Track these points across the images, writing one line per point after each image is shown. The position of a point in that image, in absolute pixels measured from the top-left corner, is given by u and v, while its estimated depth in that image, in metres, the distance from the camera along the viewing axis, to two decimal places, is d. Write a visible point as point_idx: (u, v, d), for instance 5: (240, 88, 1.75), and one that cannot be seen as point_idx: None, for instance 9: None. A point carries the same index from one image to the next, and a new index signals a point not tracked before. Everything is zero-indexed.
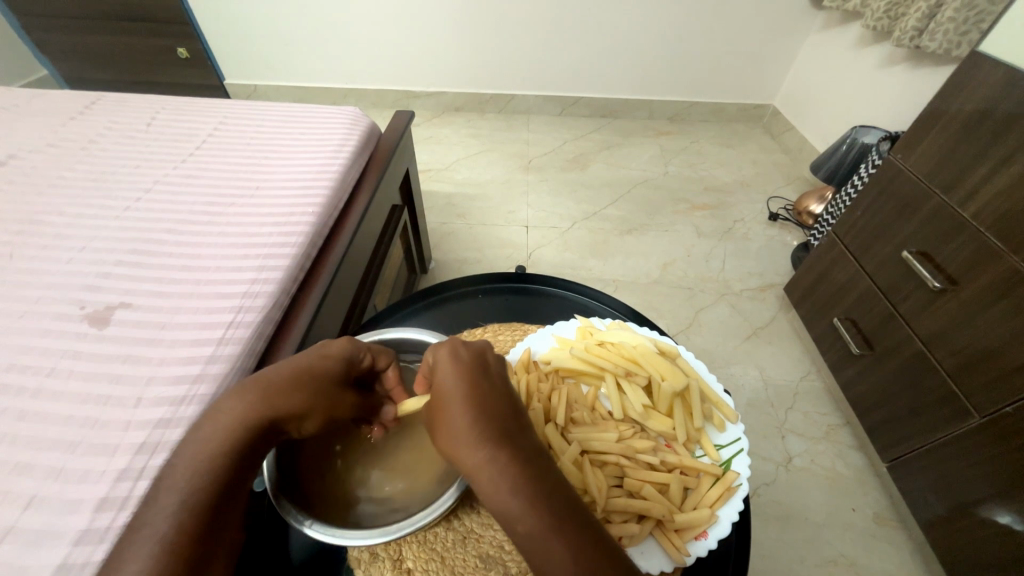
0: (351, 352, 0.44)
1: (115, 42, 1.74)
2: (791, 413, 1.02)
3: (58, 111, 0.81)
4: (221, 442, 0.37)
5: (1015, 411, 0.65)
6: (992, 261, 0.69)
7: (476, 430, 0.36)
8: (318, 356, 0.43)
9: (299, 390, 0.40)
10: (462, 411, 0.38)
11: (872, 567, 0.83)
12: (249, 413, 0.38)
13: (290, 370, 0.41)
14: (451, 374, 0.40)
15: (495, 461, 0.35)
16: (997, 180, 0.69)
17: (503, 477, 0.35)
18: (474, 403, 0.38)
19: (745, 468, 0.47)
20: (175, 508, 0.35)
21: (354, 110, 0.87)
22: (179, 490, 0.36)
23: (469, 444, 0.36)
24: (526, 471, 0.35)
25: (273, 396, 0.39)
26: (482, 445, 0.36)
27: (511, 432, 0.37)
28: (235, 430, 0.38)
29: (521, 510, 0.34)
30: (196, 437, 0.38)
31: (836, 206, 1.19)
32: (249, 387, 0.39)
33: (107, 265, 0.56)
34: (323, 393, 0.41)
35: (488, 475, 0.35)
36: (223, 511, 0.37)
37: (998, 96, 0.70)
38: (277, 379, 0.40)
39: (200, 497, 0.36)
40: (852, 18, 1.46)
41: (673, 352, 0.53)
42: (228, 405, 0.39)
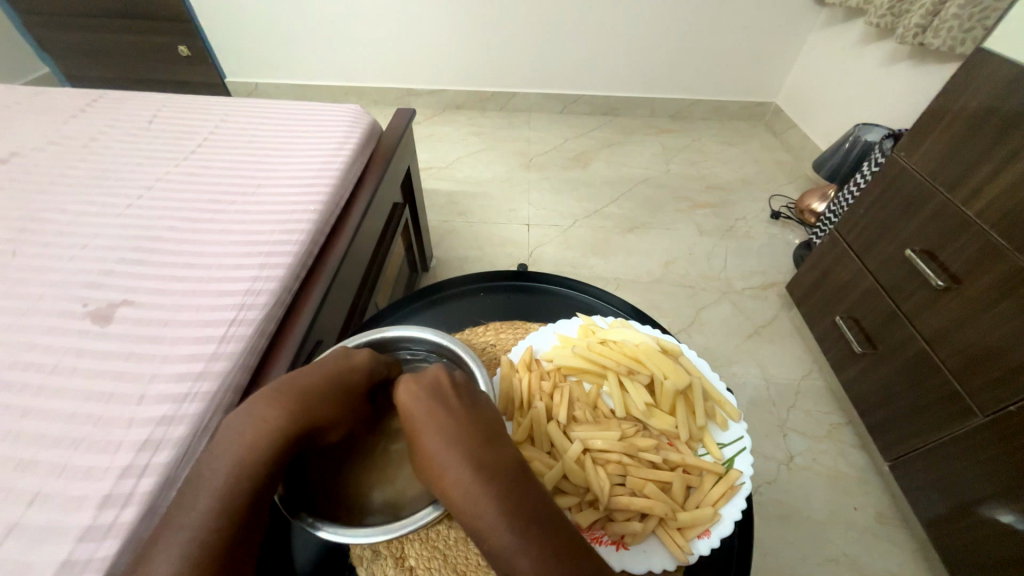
0: (374, 364, 0.46)
1: (115, 40, 1.74)
2: (792, 412, 1.02)
3: (58, 108, 0.81)
4: (256, 449, 0.38)
5: (1018, 410, 0.65)
6: (997, 260, 0.69)
7: (444, 451, 0.37)
8: (345, 367, 0.44)
9: (329, 400, 0.41)
10: (428, 434, 0.38)
11: (874, 566, 0.83)
12: (288, 421, 0.39)
13: (321, 380, 0.42)
14: (414, 397, 0.41)
15: (464, 481, 0.36)
16: (1001, 178, 0.69)
17: (473, 496, 0.35)
18: (439, 424, 0.39)
19: (747, 466, 0.47)
20: (210, 512, 0.35)
21: (356, 107, 0.87)
22: (212, 494, 0.36)
23: (438, 467, 0.37)
24: (494, 489, 0.36)
25: (307, 405, 0.40)
26: (451, 466, 0.37)
27: (479, 450, 0.38)
28: (274, 437, 0.38)
29: (492, 529, 0.34)
30: (231, 440, 0.38)
31: (839, 205, 1.19)
32: (286, 396, 0.40)
33: (109, 262, 0.56)
34: (351, 404, 0.43)
35: (458, 496, 0.36)
36: (253, 516, 0.37)
37: (1002, 94, 0.70)
38: (307, 390, 0.41)
39: (234, 502, 0.36)
40: (855, 15, 1.45)
41: (676, 350, 0.53)
42: (265, 413, 0.39)
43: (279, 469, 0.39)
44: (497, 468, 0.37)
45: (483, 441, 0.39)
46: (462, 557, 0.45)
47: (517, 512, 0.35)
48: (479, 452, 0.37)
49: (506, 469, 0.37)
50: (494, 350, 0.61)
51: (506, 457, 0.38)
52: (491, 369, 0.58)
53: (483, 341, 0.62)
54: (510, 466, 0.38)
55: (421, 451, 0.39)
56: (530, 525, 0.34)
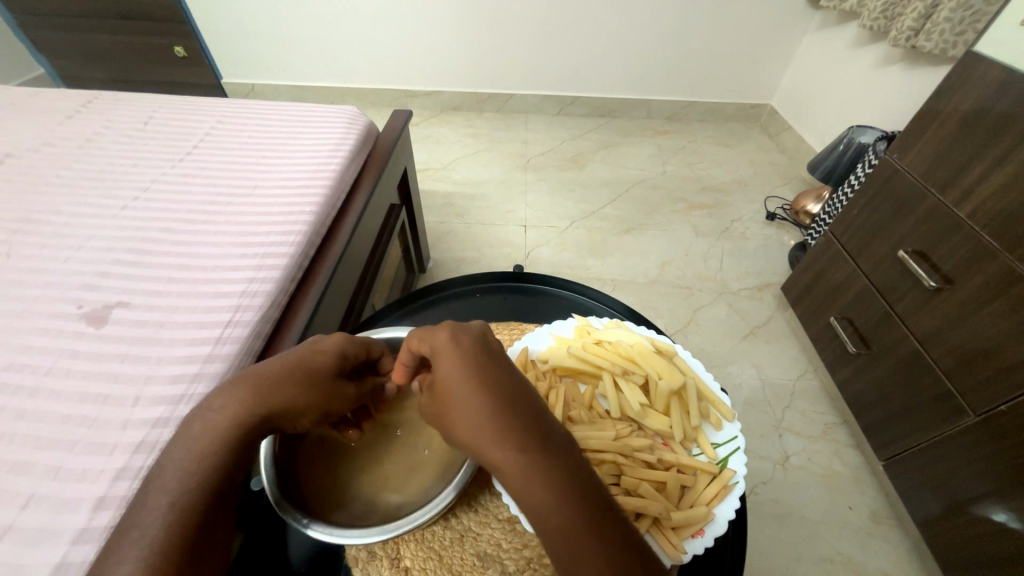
0: (345, 347, 0.43)
1: (111, 41, 1.73)
2: (788, 412, 1.03)
3: (54, 110, 0.80)
4: (211, 442, 0.37)
5: (1010, 409, 0.66)
6: (988, 260, 0.70)
7: (495, 425, 0.35)
8: (311, 351, 0.42)
9: (290, 386, 0.39)
10: (475, 408, 0.35)
11: (869, 566, 0.83)
12: (242, 413, 0.38)
13: (282, 365, 0.40)
14: (456, 367, 0.37)
15: (520, 457, 0.34)
16: (993, 178, 0.70)
17: (529, 474, 0.33)
18: (488, 398, 0.35)
19: (741, 466, 0.48)
20: (164, 510, 0.34)
21: (352, 108, 0.87)
22: (168, 491, 0.35)
23: (490, 442, 0.34)
24: (551, 468, 0.33)
25: (265, 393, 0.38)
26: (503, 442, 0.34)
27: (532, 426, 0.35)
28: (228, 430, 0.37)
29: (550, 510, 0.32)
30: (185, 438, 0.37)
31: (833, 205, 1.19)
32: (241, 386, 0.38)
33: (105, 264, 0.56)
34: (317, 388, 0.40)
35: (513, 473, 0.34)
36: (213, 512, 0.36)
37: (993, 96, 0.70)
38: (267, 378, 0.39)
39: (190, 497, 0.35)
40: (848, 18, 1.47)
41: (670, 351, 0.53)
42: (222, 403, 0.38)
43: (241, 463, 0.38)
44: (552, 447, 0.34)
45: (535, 417, 0.36)
46: (457, 557, 0.45)
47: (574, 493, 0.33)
48: (533, 429, 0.35)
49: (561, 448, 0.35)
50: None
51: (558, 433, 0.36)
52: None
53: None
54: (563, 444, 0.35)
55: (471, 420, 0.35)
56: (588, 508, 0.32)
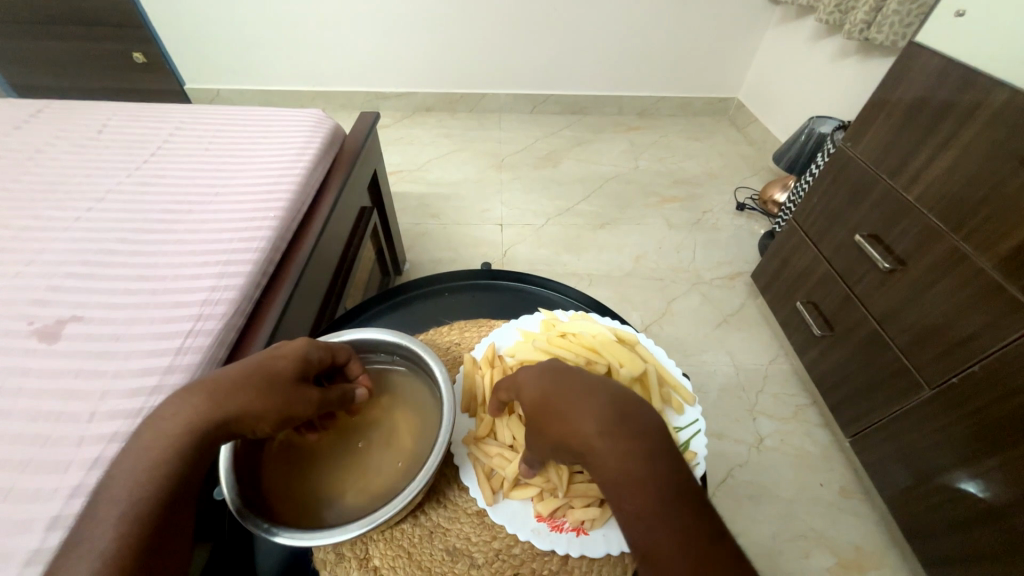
0: (307, 351, 0.43)
1: (64, 48, 1.67)
2: (760, 396, 1.06)
3: (1, 120, 0.77)
4: (162, 450, 0.36)
5: (960, 381, 0.70)
6: (936, 241, 0.73)
7: (584, 409, 0.36)
8: (270, 357, 0.41)
9: (247, 390, 0.39)
10: (561, 399, 0.37)
11: (840, 540, 0.87)
12: (196, 419, 0.37)
13: (240, 371, 0.40)
14: (536, 370, 0.41)
15: (606, 439, 0.35)
16: (937, 163, 0.73)
17: (620, 455, 0.34)
18: (572, 391, 0.38)
19: (702, 448, 0.49)
20: (116, 519, 0.34)
21: (316, 112, 0.86)
22: (119, 501, 0.35)
23: (580, 425, 0.36)
24: (639, 450, 0.34)
25: (219, 398, 0.38)
26: (594, 425, 0.35)
27: (620, 413, 0.36)
28: (181, 437, 0.36)
29: (638, 492, 0.33)
30: (136, 447, 0.36)
31: (797, 194, 1.23)
32: (195, 392, 0.38)
33: (57, 278, 0.54)
34: (275, 393, 0.40)
35: (601, 457, 0.35)
36: (167, 521, 0.35)
37: (934, 85, 0.74)
38: (224, 384, 0.39)
39: (142, 506, 0.35)
40: (806, 12, 1.51)
41: (632, 340, 0.55)
42: (174, 410, 0.37)
43: (196, 471, 0.37)
44: (637, 434, 0.35)
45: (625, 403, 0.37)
46: (427, 554, 0.45)
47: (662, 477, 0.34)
48: (622, 412, 0.36)
49: (649, 438, 0.35)
50: (459, 349, 0.62)
51: (648, 419, 0.36)
52: (455, 368, 0.59)
53: (448, 341, 0.62)
54: (654, 428, 0.36)
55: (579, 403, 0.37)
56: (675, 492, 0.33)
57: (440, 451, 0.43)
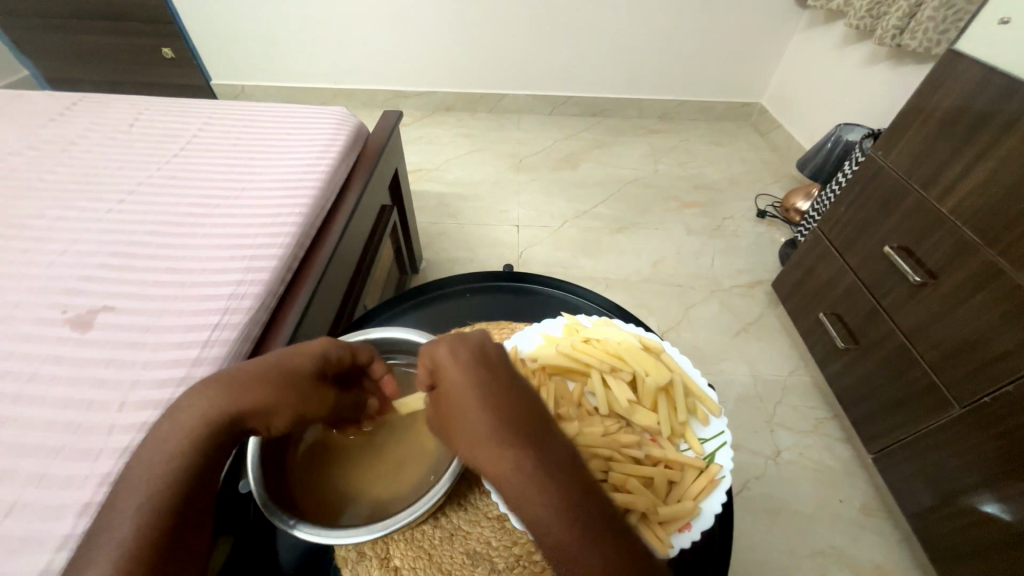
0: (327, 348, 0.43)
1: (98, 42, 1.72)
2: (779, 408, 1.04)
3: (39, 112, 0.80)
4: (182, 440, 0.37)
5: (994, 400, 0.67)
6: (970, 255, 0.71)
7: (484, 443, 0.35)
8: (289, 353, 0.41)
9: (265, 387, 0.39)
10: (483, 417, 0.36)
11: (859, 558, 0.84)
12: (214, 413, 0.37)
13: (260, 366, 0.40)
14: (448, 383, 0.39)
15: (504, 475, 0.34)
16: (973, 174, 0.71)
17: (519, 490, 0.34)
18: (473, 416, 0.37)
19: (728, 460, 0.48)
20: (137, 508, 0.35)
21: (341, 109, 0.86)
22: (142, 491, 0.36)
23: (483, 450, 0.36)
24: (553, 476, 0.34)
25: (238, 392, 0.38)
26: (507, 448, 0.35)
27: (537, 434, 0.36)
28: (200, 430, 0.37)
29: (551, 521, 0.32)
30: (160, 437, 0.37)
31: (822, 203, 1.21)
32: (213, 386, 0.38)
33: (90, 268, 0.56)
34: (292, 388, 0.40)
35: (509, 482, 0.34)
36: (188, 515, 0.36)
37: (973, 93, 0.71)
38: (243, 379, 0.39)
39: (161, 496, 0.35)
40: (836, 17, 1.48)
41: (658, 347, 0.54)
42: (193, 402, 0.38)
43: (214, 463, 0.38)
44: (525, 462, 0.34)
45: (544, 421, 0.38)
46: (447, 556, 0.45)
47: (581, 498, 0.34)
48: (513, 440, 0.35)
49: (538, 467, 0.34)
50: None
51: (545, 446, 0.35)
52: None
53: None
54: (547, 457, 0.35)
55: (472, 428, 0.36)
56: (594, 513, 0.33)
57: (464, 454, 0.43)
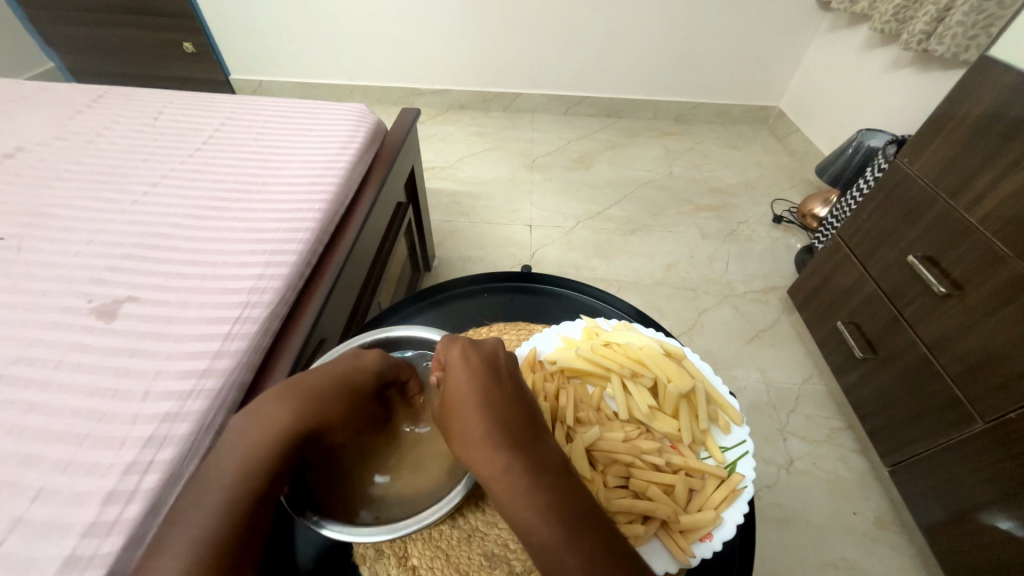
0: (382, 366, 0.46)
1: (119, 35, 1.74)
2: (793, 416, 1.02)
3: (65, 104, 0.81)
4: (261, 450, 0.38)
5: (1018, 417, 0.65)
6: (998, 267, 0.69)
7: (480, 442, 0.38)
8: (353, 368, 0.44)
9: (339, 401, 0.41)
10: (479, 420, 0.39)
11: (871, 572, 0.83)
12: (297, 425, 0.39)
13: (331, 380, 0.42)
14: (450, 385, 0.41)
15: (495, 474, 0.37)
16: (1004, 185, 0.69)
17: (509, 488, 0.36)
18: (472, 417, 0.39)
19: (749, 471, 0.47)
20: (216, 514, 0.35)
21: (359, 106, 0.86)
22: (221, 495, 0.36)
23: (476, 450, 0.38)
24: (541, 479, 0.36)
25: (316, 406, 0.40)
26: (500, 450, 0.37)
27: (529, 440, 0.39)
28: (284, 441, 0.39)
29: (535, 520, 0.35)
30: (239, 443, 0.38)
31: (842, 209, 1.19)
32: (295, 399, 0.40)
33: (115, 258, 0.56)
34: (359, 405, 0.43)
35: (498, 482, 0.37)
36: (256, 520, 0.37)
37: (1006, 101, 0.70)
38: (319, 392, 0.41)
39: (242, 503, 0.36)
40: (859, 20, 1.46)
41: (679, 353, 0.53)
42: (273, 413, 0.39)
43: (283, 472, 0.39)
44: (517, 463, 0.37)
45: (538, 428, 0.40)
46: (465, 557, 0.45)
47: (565, 503, 0.36)
48: (508, 441, 0.38)
49: (530, 467, 0.37)
50: None
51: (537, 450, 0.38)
52: None
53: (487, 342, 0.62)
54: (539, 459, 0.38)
55: (469, 428, 0.39)
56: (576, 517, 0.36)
57: None
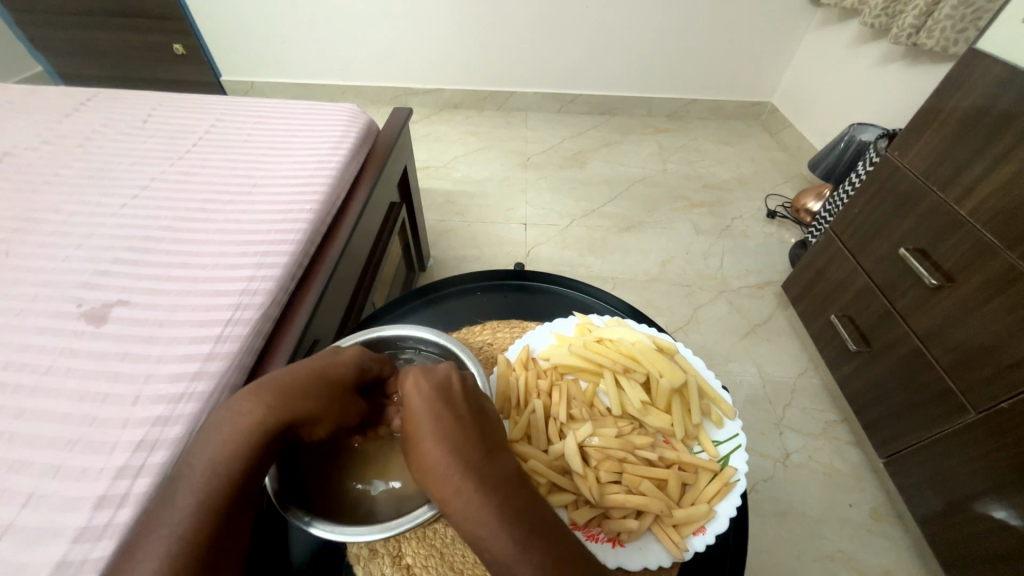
0: (363, 360, 0.45)
1: (109, 38, 1.73)
2: (788, 410, 1.03)
3: (54, 108, 0.80)
4: (233, 447, 0.37)
5: (1010, 407, 0.66)
6: (989, 258, 0.70)
7: (439, 475, 0.36)
8: (331, 361, 0.43)
9: (314, 395, 0.40)
10: (434, 442, 0.37)
11: (867, 562, 0.84)
12: (267, 419, 0.38)
13: (305, 374, 0.41)
14: (409, 413, 0.39)
15: (456, 510, 0.35)
16: (994, 176, 0.70)
17: (467, 522, 0.35)
18: (428, 451, 0.37)
19: (742, 463, 0.48)
20: (190, 509, 0.36)
21: (350, 106, 0.86)
22: (194, 491, 0.36)
23: (435, 485, 0.36)
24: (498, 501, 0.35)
25: (288, 401, 0.40)
26: (457, 470, 0.36)
27: (490, 459, 0.37)
28: (253, 435, 0.38)
29: (493, 538, 0.33)
30: (212, 440, 0.38)
31: (834, 203, 1.19)
32: (267, 391, 0.39)
33: (104, 262, 0.56)
34: (339, 399, 0.42)
35: (455, 502, 0.35)
36: (232, 520, 0.37)
37: (994, 93, 0.70)
38: (291, 383, 0.40)
39: (211, 499, 0.36)
40: (850, 14, 1.46)
41: (671, 349, 0.54)
42: (244, 408, 0.39)
43: (260, 466, 0.39)
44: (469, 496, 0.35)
45: (497, 444, 0.39)
46: (458, 555, 0.46)
47: (529, 519, 0.34)
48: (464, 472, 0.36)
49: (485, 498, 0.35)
50: (491, 350, 0.61)
51: (498, 473, 0.36)
52: (488, 368, 0.59)
53: (480, 341, 0.62)
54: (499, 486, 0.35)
55: (423, 461, 0.37)
56: (544, 535, 0.34)
57: None
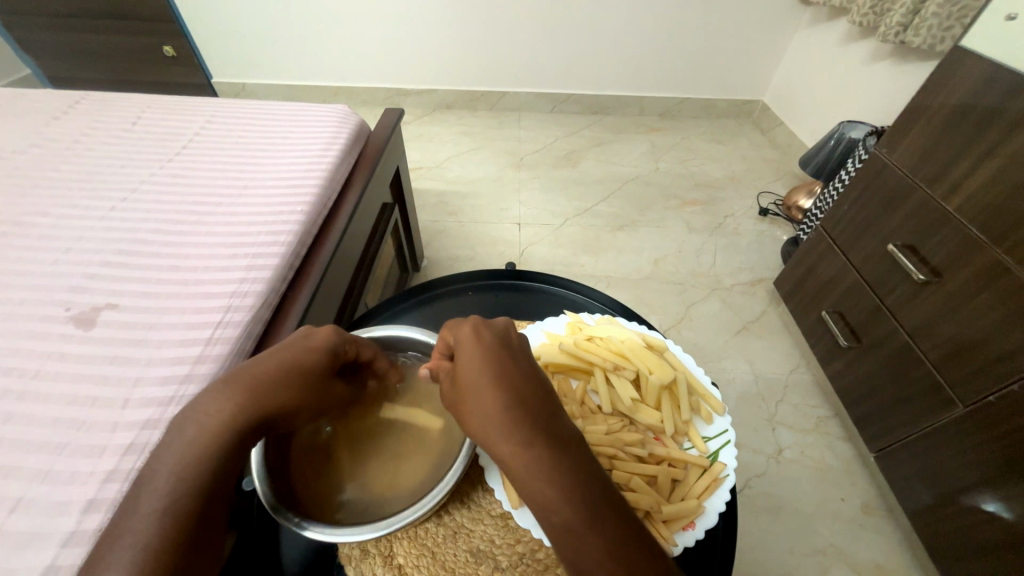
0: (335, 343, 0.44)
1: (98, 40, 1.72)
2: (780, 406, 1.04)
3: (42, 110, 0.79)
4: (200, 448, 0.37)
5: (997, 400, 0.67)
6: (975, 253, 0.71)
7: (495, 424, 0.36)
8: (299, 349, 0.43)
9: (285, 386, 0.41)
10: (496, 393, 0.37)
11: (859, 557, 0.84)
12: (235, 416, 0.39)
13: (276, 365, 0.41)
14: (469, 362, 0.39)
15: (517, 460, 0.35)
16: (979, 173, 0.71)
17: (530, 472, 0.34)
18: (490, 399, 0.37)
19: (731, 459, 0.48)
20: (155, 514, 0.35)
21: (342, 107, 0.86)
22: (159, 495, 0.36)
23: (495, 433, 0.36)
24: (560, 456, 0.35)
25: (260, 395, 0.40)
26: (514, 427, 0.36)
27: (543, 415, 0.37)
28: (219, 434, 0.38)
29: (554, 491, 0.34)
30: (177, 443, 0.38)
31: (824, 201, 1.20)
32: (233, 387, 0.39)
33: (93, 266, 0.56)
34: (312, 388, 0.42)
35: (516, 452, 0.35)
36: (202, 522, 0.36)
37: (980, 91, 0.71)
38: (260, 378, 0.40)
39: (179, 501, 0.36)
40: (839, 13, 1.47)
41: (661, 346, 0.54)
42: (210, 407, 0.39)
43: (232, 467, 0.38)
44: (531, 446, 0.35)
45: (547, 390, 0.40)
46: (451, 554, 0.46)
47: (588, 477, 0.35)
48: (524, 424, 0.36)
49: (546, 449, 0.35)
50: None
51: (560, 430, 0.37)
52: None
53: None
54: (561, 443, 0.36)
55: (480, 411, 0.37)
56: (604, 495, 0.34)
57: (468, 448, 0.44)
